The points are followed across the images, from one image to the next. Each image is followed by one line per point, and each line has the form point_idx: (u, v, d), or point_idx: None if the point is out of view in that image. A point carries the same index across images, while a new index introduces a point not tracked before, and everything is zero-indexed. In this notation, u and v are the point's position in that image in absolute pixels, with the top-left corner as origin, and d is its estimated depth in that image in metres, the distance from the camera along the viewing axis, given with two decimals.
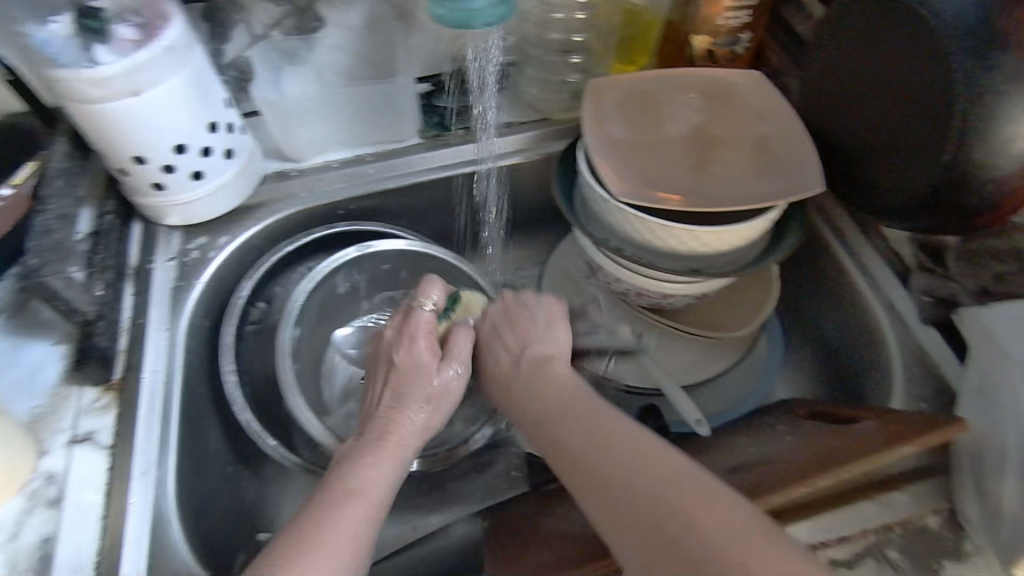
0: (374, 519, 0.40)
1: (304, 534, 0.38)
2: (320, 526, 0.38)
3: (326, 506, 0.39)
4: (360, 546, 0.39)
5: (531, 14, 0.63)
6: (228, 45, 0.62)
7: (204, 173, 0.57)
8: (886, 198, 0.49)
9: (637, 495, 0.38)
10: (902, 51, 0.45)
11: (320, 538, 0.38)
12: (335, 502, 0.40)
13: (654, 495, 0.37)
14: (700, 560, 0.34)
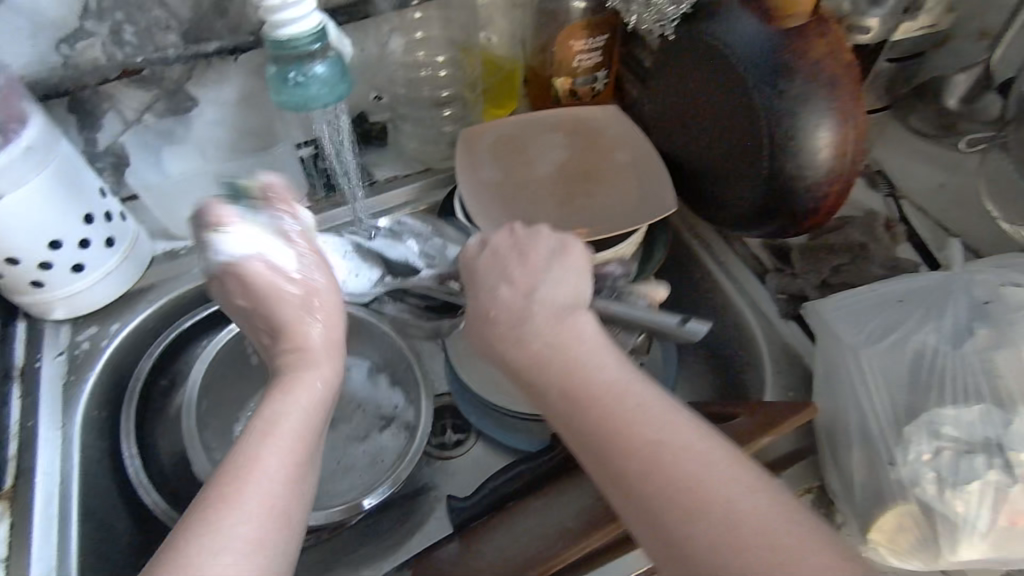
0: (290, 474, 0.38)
1: (217, 504, 0.35)
2: (238, 493, 0.36)
3: (242, 470, 0.37)
4: (272, 501, 0.37)
5: (397, 75, 0.67)
6: (100, 133, 0.61)
7: (84, 264, 0.57)
8: (730, 210, 0.55)
9: (591, 414, 0.36)
10: (716, 84, 0.50)
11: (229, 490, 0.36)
12: (254, 466, 0.38)
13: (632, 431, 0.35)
14: (687, 493, 0.32)
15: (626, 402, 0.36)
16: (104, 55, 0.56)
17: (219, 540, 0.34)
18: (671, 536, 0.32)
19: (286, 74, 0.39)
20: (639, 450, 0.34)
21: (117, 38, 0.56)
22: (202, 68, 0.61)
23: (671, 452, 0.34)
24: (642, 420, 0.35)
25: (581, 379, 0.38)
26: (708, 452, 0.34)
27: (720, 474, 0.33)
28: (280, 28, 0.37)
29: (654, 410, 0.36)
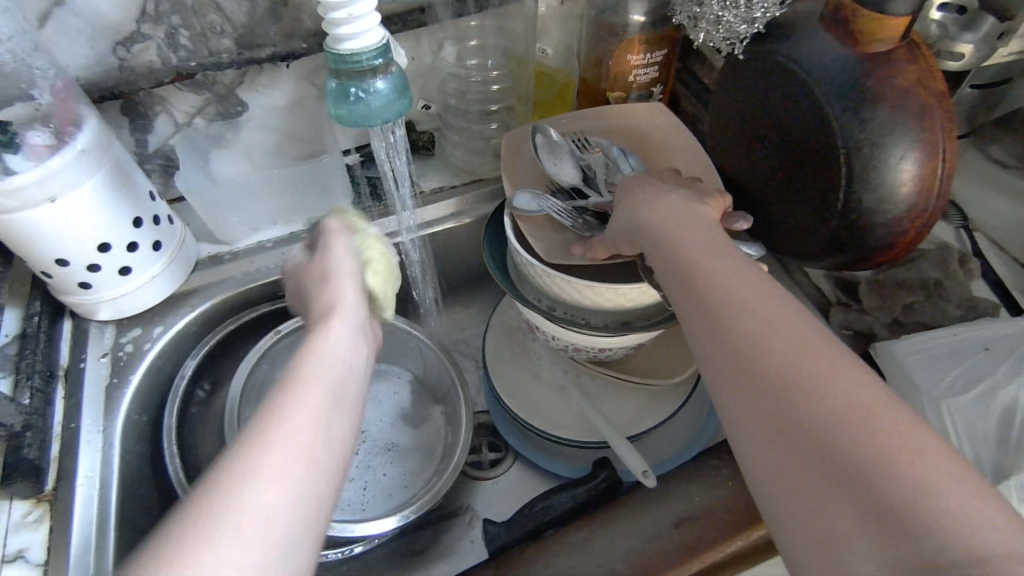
0: (327, 409, 0.33)
1: (284, 412, 0.31)
2: (291, 412, 0.31)
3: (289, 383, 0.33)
4: (314, 425, 0.32)
5: (449, 83, 0.65)
6: (150, 136, 0.62)
7: (131, 267, 0.56)
8: (794, 240, 0.51)
9: (706, 315, 0.34)
10: (790, 106, 0.47)
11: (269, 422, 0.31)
12: (294, 389, 0.33)
13: (739, 323, 0.32)
14: (808, 408, 0.27)
15: (723, 297, 0.34)
16: (159, 59, 0.56)
17: (274, 460, 0.29)
18: (792, 441, 0.27)
19: (348, 90, 0.37)
20: (757, 349, 0.30)
21: (172, 41, 0.55)
22: (255, 73, 0.61)
23: (771, 350, 0.30)
24: (778, 331, 0.31)
25: (709, 281, 0.35)
26: (817, 350, 0.29)
27: (841, 377, 0.28)
28: (342, 43, 0.35)
29: (767, 322, 0.31)
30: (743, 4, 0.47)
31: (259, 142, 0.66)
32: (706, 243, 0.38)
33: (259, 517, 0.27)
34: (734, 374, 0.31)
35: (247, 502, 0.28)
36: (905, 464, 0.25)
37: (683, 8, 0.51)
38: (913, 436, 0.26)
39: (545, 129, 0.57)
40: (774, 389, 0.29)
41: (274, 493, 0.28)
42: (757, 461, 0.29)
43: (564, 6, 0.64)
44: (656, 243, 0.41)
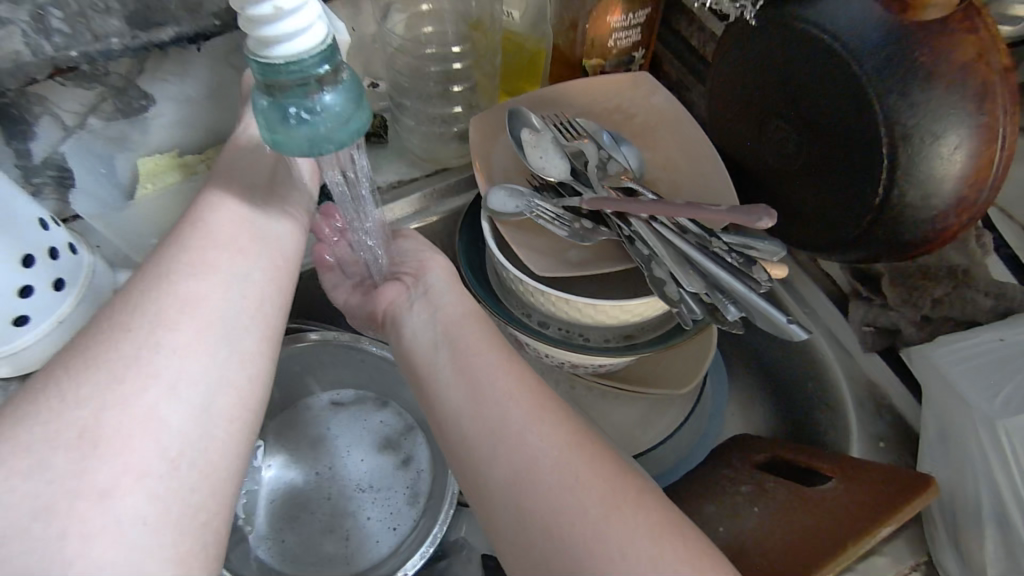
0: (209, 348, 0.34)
1: (152, 329, 0.33)
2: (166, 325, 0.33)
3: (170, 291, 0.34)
4: (186, 363, 0.33)
5: (401, 57, 0.55)
6: (34, 143, 0.49)
7: (29, 315, 0.46)
8: (816, 232, 0.45)
9: (461, 430, 0.36)
10: (818, 81, 0.40)
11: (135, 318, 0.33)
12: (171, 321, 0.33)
13: (485, 433, 0.36)
14: (543, 520, 0.32)
15: (510, 420, 0.35)
16: (28, 48, 0.44)
17: (169, 370, 0.32)
18: (534, 543, 0.32)
19: (286, 107, 0.28)
20: (517, 461, 0.34)
21: (42, 25, 0.43)
22: (156, 59, 0.49)
23: (533, 470, 0.33)
24: (535, 457, 0.34)
25: (495, 385, 0.37)
26: (576, 457, 0.34)
27: (600, 487, 0.33)
28: (270, 50, 0.26)
29: (546, 445, 0.34)
30: None
31: (177, 142, 0.55)
32: (496, 358, 0.39)
33: (111, 470, 0.28)
34: (504, 489, 0.34)
35: (107, 428, 0.29)
36: (631, 561, 0.30)
37: None
38: (647, 535, 0.31)
39: (524, 115, 0.49)
40: (525, 500, 0.33)
41: (124, 464, 0.29)
42: (511, 550, 0.33)
43: None
44: (451, 350, 0.40)
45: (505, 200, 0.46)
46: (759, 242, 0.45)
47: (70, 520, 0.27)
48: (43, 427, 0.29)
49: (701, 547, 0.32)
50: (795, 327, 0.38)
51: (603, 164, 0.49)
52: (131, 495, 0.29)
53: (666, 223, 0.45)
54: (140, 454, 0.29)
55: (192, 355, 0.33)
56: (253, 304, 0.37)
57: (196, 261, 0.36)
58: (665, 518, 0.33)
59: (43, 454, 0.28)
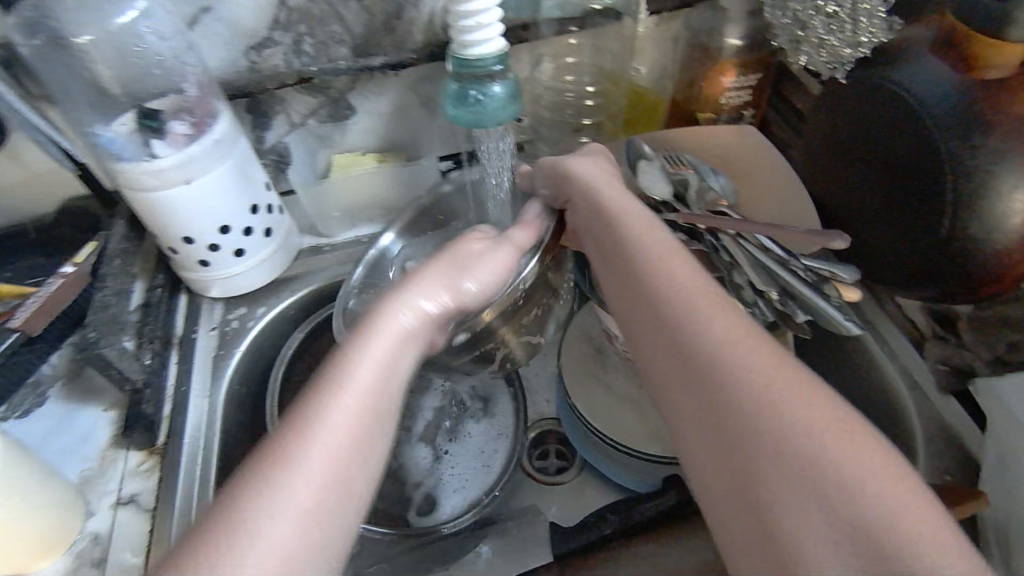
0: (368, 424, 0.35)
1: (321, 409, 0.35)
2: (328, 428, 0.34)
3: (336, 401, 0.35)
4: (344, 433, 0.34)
5: (545, 97, 0.67)
6: (268, 133, 0.66)
7: (244, 250, 0.61)
8: (892, 268, 0.50)
9: (708, 363, 0.32)
10: (896, 132, 0.46)
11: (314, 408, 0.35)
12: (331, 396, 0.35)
13: (722, 377, 0.32)
14: (799, 467, 0.29)
15: (727, 359, 0.32)
16: (285, 63, 0.61)
17: (335, 424, 0.34)
18: (771, 480, 0.29)
19: (467, 91, 0.40)
20: (726, 396, 0.32)
21: (298, 48, 0.61)
22: (365, 80, 0.66)
23: (793, 436, 0.30)
24: (779, 397, 0.31)
25: (719, 352, 0.33)
26: (791, 382, 0.32)
27: (826, 425, 0.30)
28: (470, 47, 0.38)
29: (799, 405, 0.31)
30: (848, 27, 0.48)
31: (363, 144, 0.70)
32: (707, 304, 0.35)
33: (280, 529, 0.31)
34: (722, 434, 0.31)
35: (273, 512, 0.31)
36: (909, 539, 0.27)
37: (786, 31, 0.51)
38: (882, 474, 0.29)
39: (639, 146, 0.59)
40: (757, 447, 0.30)
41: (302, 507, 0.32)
42: (731, 485, 0.31)
43: (660, 28, 0.66)
44: (643, 288, 0.37)
45: None
46: (835, 265, 0.49)
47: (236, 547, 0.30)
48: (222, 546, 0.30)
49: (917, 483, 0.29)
50: (851, 325, 0.46)
51: (703, 192, 0.56)
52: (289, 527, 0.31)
53: (749, 240, 0.50)
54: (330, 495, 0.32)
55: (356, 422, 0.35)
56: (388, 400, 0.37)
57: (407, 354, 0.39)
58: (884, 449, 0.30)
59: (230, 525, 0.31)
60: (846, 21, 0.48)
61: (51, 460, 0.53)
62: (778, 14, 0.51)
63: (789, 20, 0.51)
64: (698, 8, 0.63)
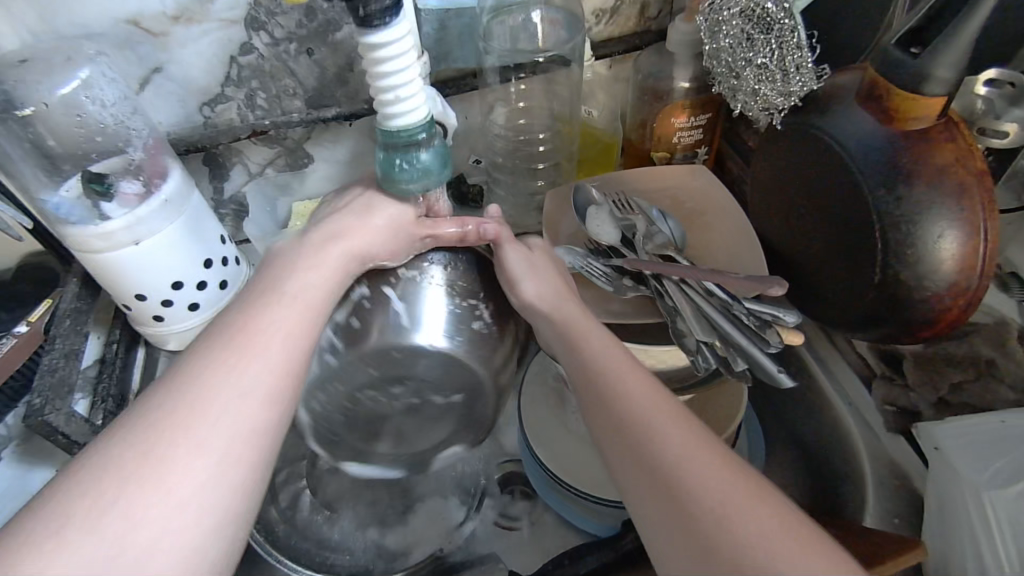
0: (250, 424, 0.36)
1: (196, 394, 0.35)
2: (201, 426, 0.34)
3: (209, 391, 0.35)
4: (235, 431, 0.35)
5: (499, 141, 0.68)
6: (227, 184, 0.68)
7: (200, 304, 0.61)
8: (836, 311, 0.50)
9: (613, 407, 0.39)
10: (829, 181, 0.47)
11: (190, 398, 0.35)
12: (213, 378, 0.36)
13: (631, 418, 0.37)
14: (688, 498, 0.33)
15: (633, 407, 0.38)
16: (239, 117, 0.62)
17: (203, 420, 0.35)
18: (667, 508, 0.34)
19: (393, 160, 0.42)
20: (635, 436, 0.37)
21: (251, 102, 0.61)
22: (321, 129, 0.66)
23: (677, 470, 0.35)
24: (667, 439, 0.36)
25: (631, 403, 0.38)
26: (693, 434, 0.36)
27: (740, 497, 0.33)
28: (393, 119, 0.39)
29: (679, 443, 0.36)
30: (779, 78, 0.48)
31: (320, 190, 0.71)
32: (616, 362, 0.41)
33: (145, 515, 0.31)
34: (630, 464, 0.36)
35: (123, 501, 0.32)
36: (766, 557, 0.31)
37: (723, 79, 0.52)
38: (776, 526, 0.32)
39: (587, 192, 0.59)
40: (653, 482, 0.35)
41: (171, 513, 0.32)
42: (644, 512, 0.35)
43: (612, 71, 0.67)
44: (581, 354, 0.43)
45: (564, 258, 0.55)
46: (779, 309, 0.49)
47: (91, 531, 0.31)
48: (73, 535, 0.30)
49: (823, 541, 0.32)
50: (784, 376, 0.46)
51: (651, 235, 0.57)
52: (160, 524, 0.32)
53: (694, 285, 0.51)
54: (187, 484, 0.33)
55: (239, 412, 0.35)
56: (273, 393, 0.37)
57: (272, 313, 0.40)
58: (785, 507, 0.33)
59: (89, 512, 0.31)
60: (777, 73, 0.48)
61: (0, 527, 0.54)
62: (715, 63, 0.52)
63: (724, 70, 0.51)
64: (647, 52, 0.64)
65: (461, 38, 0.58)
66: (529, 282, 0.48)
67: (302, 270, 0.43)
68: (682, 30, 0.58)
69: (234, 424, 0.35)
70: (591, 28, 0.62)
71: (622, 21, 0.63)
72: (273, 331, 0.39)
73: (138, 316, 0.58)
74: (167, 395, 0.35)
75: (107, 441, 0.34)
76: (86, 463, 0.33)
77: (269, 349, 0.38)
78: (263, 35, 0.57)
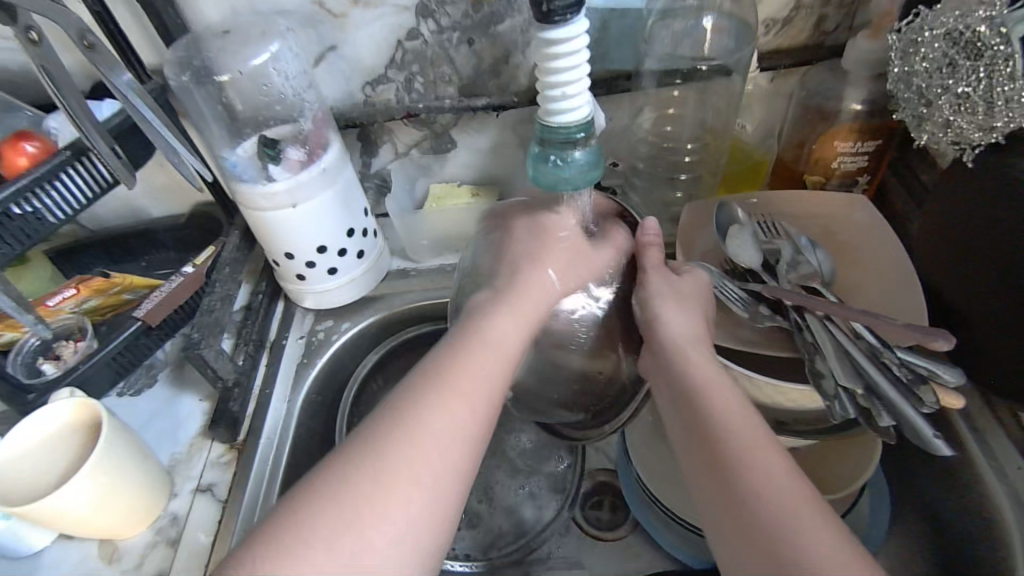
0: (456, 451, 0.39)
1: (412, 424, 0.39)
2: (418, 452, 0.38)
3: (415, 423, 0.39)
4: (437, 461, 0.38)
5: (642, 147, 0.67)
6: (374, 160, 0.71)
7: (337, 268, 0.65)
8: (1010, 368, 0.46)
9: (727, 465, 0.38)
10: (1015, 227, 0.43)
11: (410, 428, 0.39)
12: (410, 415, 0.40)
13: (743, 480, 0.37)
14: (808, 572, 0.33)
15: (749, 467, 0.37)
16: (396, 98, 0.65)
17: (422, 449, 0.38)
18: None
19: (548, 156, 0.41)
20: (750, 499, 0.36)
21: (409, 85, 0.64)
22: (469, 118, 0.68)
23: (796, 542, 0.34)
24: (789, 507, 0.35)
25: (746, 463, 0.37)
26: (808, 506, 0.35)
27: None
28: (554, 116, 0.39)
29: (799, 515, 0.35)
30: (981, 111, 0.42)
31: (461, 176, 0.73)
32: (738, 418, 0.40)
33: (365, 535, 0.35)
34: (741, 525, 0.36)
35: (360, 512, 0.36)
36: None
37: (909, 106, 0.47)
38: None
39: (732, 211, 0.56)
40: (768, 549, 0.34)
41: (385, 527, 0.36)
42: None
43: (773, 84, 0.63)
44: (691, 400, 0.42)
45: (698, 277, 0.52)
46: (936, 365, 0.45)
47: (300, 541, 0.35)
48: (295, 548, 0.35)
49: None
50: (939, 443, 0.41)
51: (796, 264, 0.53)
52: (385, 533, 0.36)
53: (840, 324, 0.47)
54: (404, 511, 0.37)
55: (442, 447, 0.39)
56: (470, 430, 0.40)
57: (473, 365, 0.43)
58: None
59: (322, 521, 0.36)
60: (980, 104, 0.42)
61: (149, 441, 0.60)
62: (901, 86, 0.48)
63: (913, 95, 0.47)
64: (816, 68, 0.60)
65: (621, 39, 0.58)
66: (671, 321, 0.46)
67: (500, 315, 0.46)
68: (864, 48, 0.54)
69: (440, 455, 0.39)
70: (759, 38, 0.59)
71: (793, 33, 0.59)
72: (479, 381, 0.42)
73: (284, 272, 0.63)
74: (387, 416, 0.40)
75: (341, 457, 0.38)
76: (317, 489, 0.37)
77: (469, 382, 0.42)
78: (431, 23, 0.60)
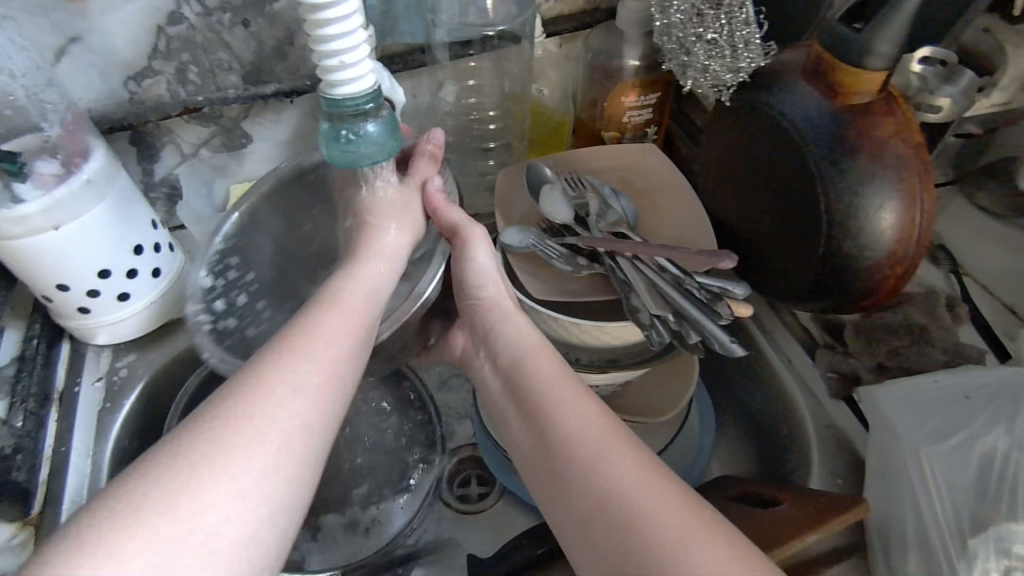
0: (319, 414, 0.36)
1: (271, 387, 0.35)
2: (262, 412, 0.34)
3: (243, 391, 0.35)
4: (310, 415, 0.36)
5: (449, 121, 0.67)
6: (157, 166, 0.63)
7: (130, 293, 0.57)
8: (783, 285, 0.52)
9: (534, 400, 0.41)
10: (775, 156, 0.48)
11: (268, 383, 0.36)
12: (259, 382, 0.36)
13: (552, 411, 0.40)
14: (593, 482, 0.35)
15: (557, 400, 0.41)
16: (168, 93, 0.58)
17: (265, 415, 0.34)
18: (574, 493, 0.36)
19: (340, 132, 0.40)
20: (555, 427, 0.39)
21: (181, 77, 0.57)
22: (259, 107, 0.63)
23: (585, 455, 0.37)
24: (585, 427, 0.38)
25: (553, 396, 0.41)
26: (604, 423, 0.38)
27: (645, 481, 0.35)
28: (337, 89, 0.38)
29: (595, 428, 0.38)
30: (728, 54, 0.49)
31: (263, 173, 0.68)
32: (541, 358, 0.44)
33: (191, 520, 0.30)
34: (547, 458, 0.39)
35: (176, 497, 0.31)
36: (660, 535, 0.32)
37: (672, 54, 0.52)
38: (674, 506, 0.34)
39: (540, 169, 0.59)
40: (566, 470, 0.37)
41: (229, 494, 0.32)
42: (550, 498, 0.38)
43: (561, 49, 0.66)
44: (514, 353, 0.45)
45: (515, 238, 0.54)
46: (727, 282, 0.51)
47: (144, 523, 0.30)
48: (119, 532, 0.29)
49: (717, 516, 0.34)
50: (734, 344, 0.46)
51: (604, 214, 0.57)
52: (218, 505, 0.31)
53: (647, 261, 0.52)
54: (248, 474, 0.32)
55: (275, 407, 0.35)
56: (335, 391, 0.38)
57: (300, 363, 0.37)
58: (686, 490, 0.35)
59: (154, 496, 0.30)
60: (725, 48, 0.48)
61: None
62: (665, 39, 0.52)
63: (675, 46, 0.51)
64: (597, 30, 0.63)
65: (407, 12, 0.56)
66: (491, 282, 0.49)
67: (324, 316, 0.41)
68: (632, 8, 0.58)
69: (310, 414, 0.36)
70: (541, 4, 0.61)
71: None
72: (333, 330, 0.40)
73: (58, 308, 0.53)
74: (202, 411, 0.34)
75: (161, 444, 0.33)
76: (138, 477, 0.31)
77: (335, 330, 0.40)
78: (193, 4, 0.53)
